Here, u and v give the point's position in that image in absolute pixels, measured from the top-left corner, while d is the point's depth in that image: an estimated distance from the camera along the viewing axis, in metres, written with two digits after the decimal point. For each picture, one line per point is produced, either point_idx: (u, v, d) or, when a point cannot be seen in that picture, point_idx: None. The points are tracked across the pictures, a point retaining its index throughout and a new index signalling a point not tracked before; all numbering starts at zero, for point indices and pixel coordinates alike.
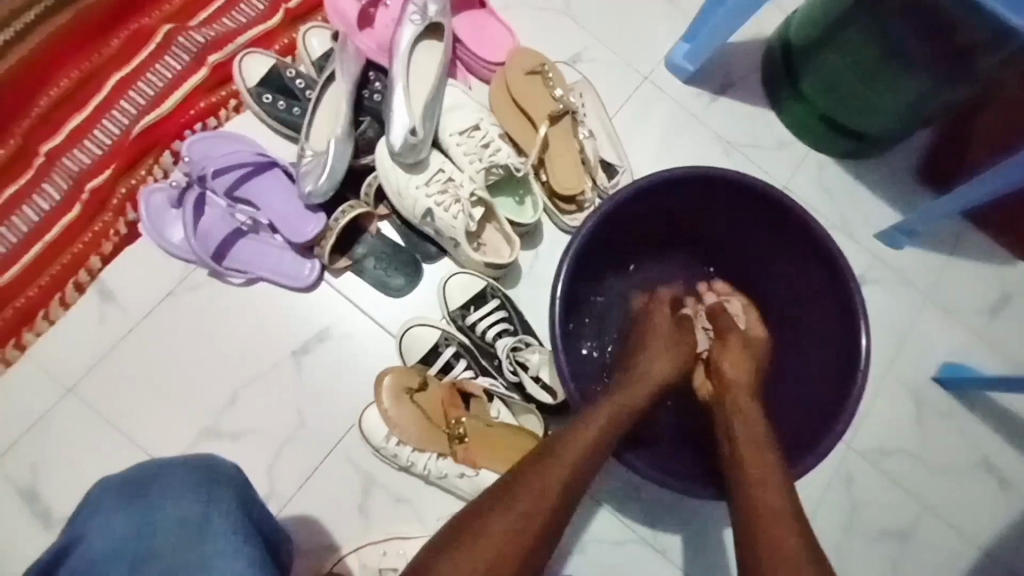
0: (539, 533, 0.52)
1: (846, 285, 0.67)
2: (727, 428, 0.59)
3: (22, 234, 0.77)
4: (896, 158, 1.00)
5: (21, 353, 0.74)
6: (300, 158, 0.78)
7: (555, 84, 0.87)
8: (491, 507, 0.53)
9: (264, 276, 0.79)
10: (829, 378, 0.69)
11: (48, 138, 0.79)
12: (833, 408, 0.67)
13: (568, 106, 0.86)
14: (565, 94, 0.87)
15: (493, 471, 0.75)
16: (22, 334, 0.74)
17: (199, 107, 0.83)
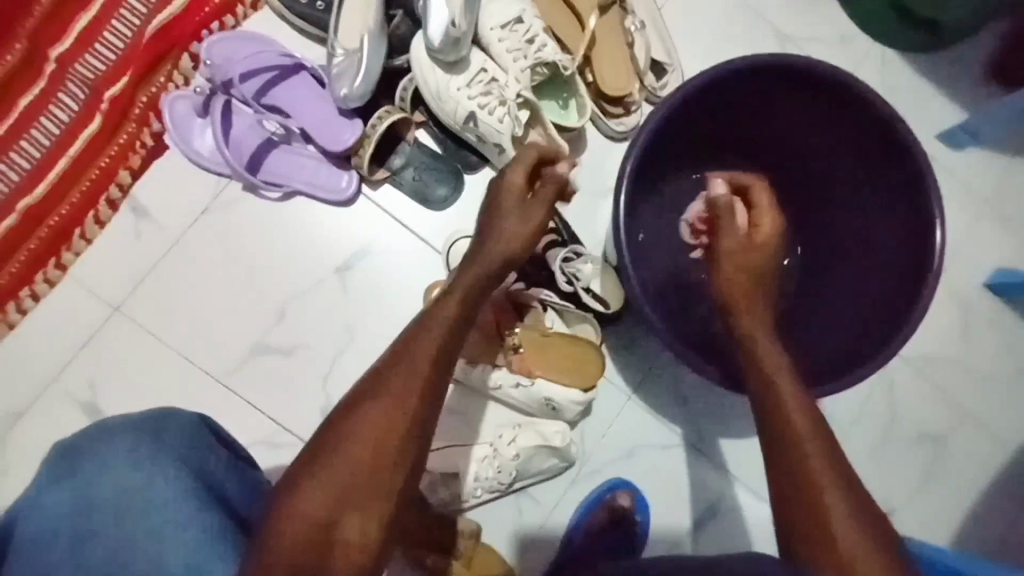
0: (406, 439, 0.48)
1: (925, 184, 0.64)
2: (757, 351, 0.59)
3: (44, 148, 0.73)
4: (965, 51, 0.92)
5: (63, 273, 0.73)
6: (330, 58, 0.72)
7: None
8: (354, 420, 0.48)
9: (300, 189, 0.76)
10: (899, 276, 0.68)
11: (55, 42, 0.73)
12: (902, 307, 0.66)
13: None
14: None
15: (550, 380, 0.75)
16: (61, 254, 0.73)
17: (214, 4, 0.76)
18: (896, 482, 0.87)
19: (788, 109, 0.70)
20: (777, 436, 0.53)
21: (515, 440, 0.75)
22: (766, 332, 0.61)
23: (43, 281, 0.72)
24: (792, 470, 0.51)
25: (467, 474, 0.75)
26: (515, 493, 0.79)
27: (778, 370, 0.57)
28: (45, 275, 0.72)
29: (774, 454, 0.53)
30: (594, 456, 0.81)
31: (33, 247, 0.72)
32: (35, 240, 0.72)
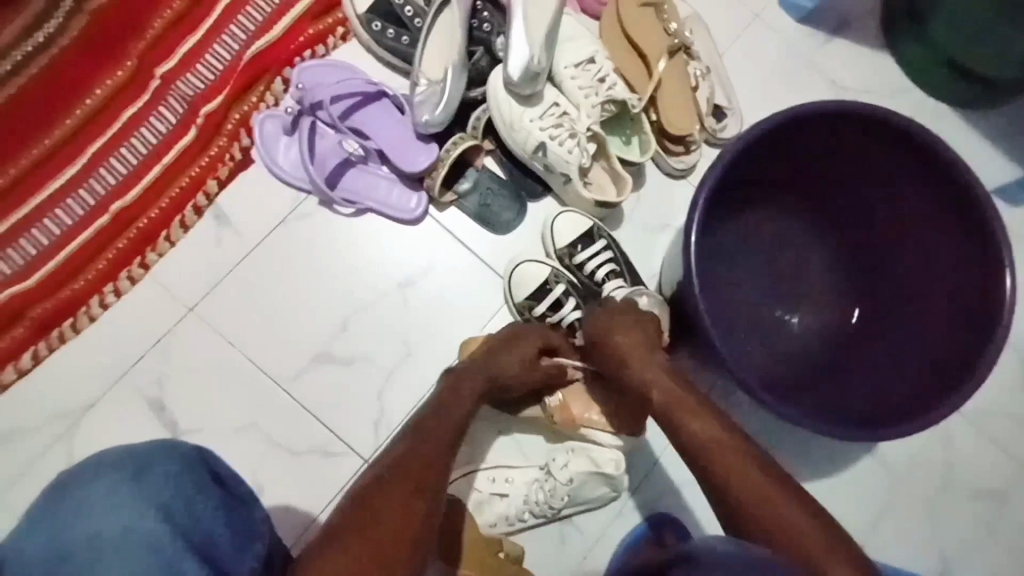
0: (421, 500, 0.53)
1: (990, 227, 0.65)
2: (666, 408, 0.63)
3: (140, 156, 0.78)
4: (1017, 111, 0.94)
5: (146, 272, 0.77)
6: (414, 88, 0.77)
7: (669, 19, 0.84)
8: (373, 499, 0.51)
9: (372, 207, 0.80)
10: (964, 317, 0.68)
11: (162, 60, 0.80)
12: (971, 349, 0.66)
13: (683, 42, 0.83)
14: (680, 29, 0.84)
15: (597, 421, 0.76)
16: (146, 254, 0.77)
17: (308, 34, 0.82)
18: (951, 542, 0.84)
19: (848, 152, 0.72)
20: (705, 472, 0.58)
21: (569, 464, 0.75)
22: (661, 373, 0.66)
23: (127, 279, 0.76)
24: (729, 504, 0.56)
25: (516, 496, 0.76)
26: (560, 521, 0.78)
27: (687, 407, 0.63)
28: (129, 274, 0.76)
29: (718, 492, 0.57)
30: (640, 489, 0.80)
31: (121, 247, 0.76)
32: (124, 240, 0.76)
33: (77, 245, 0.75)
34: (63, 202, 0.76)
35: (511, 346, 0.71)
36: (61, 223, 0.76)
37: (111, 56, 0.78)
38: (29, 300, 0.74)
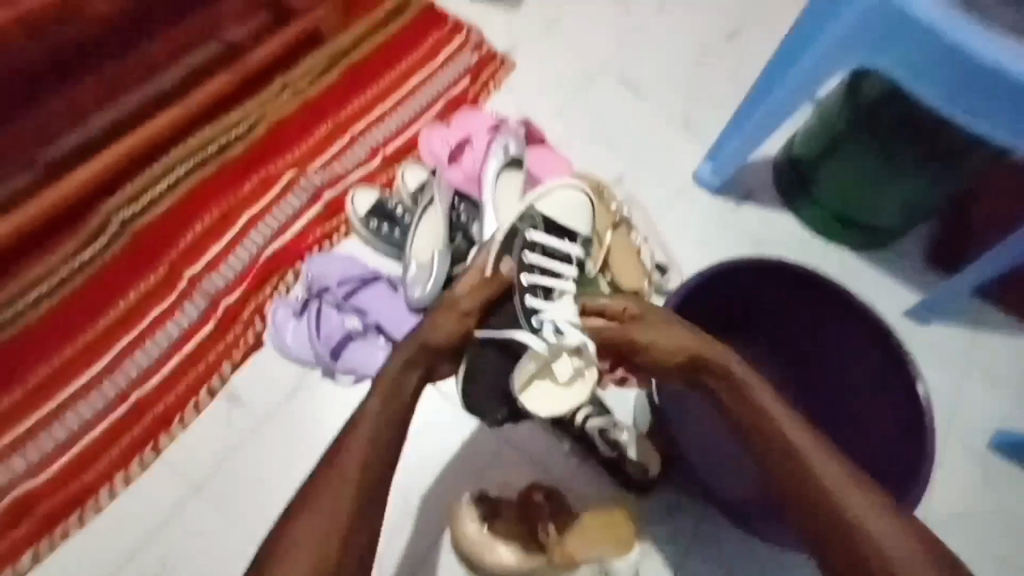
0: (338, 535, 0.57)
1: (896, 346, 0.78)
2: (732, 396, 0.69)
3: (164, 348, 0.88)
4: (908, 247, 1.15)
5: (157, 455, 0.84)
6: (406, 270, 0.92)
7: (609, 200, 1.04)
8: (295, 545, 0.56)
9: (371, 374, 0.89)
10: (896, 422, 0.79)
11: (189, 265, 0.94)
12: (915, 448, 0.75)
13: (622, 217, 1.03)
14: (618, 208, 1.04)
15: (594, 559, 0.79)
16: (159, 437, 0.84)
17: (316, 233, 0.99)
18: None
19: (769, 296, 0.88)
20: (793, 473, 0.64)
21: None
22: (732, 363, 0.69)
23: (141, 462, 0.83)
24: (822, 498, 0.62)
25: None
26: None
27: (761, 392, 0.68)
28: (142, 457, 0.83)
29: (795, 472, 0.64)
30: None
31: (137, 432, 0.84)
32: (140, 425, 0.84)
33: (97, 433, 0.83)
34: (88, 394, 0.85)
35: (439, 310, 0.70)
36: (84, 414, 0.84)
37: (147, 267, 0.94)
38: (46, 491, 0.80)
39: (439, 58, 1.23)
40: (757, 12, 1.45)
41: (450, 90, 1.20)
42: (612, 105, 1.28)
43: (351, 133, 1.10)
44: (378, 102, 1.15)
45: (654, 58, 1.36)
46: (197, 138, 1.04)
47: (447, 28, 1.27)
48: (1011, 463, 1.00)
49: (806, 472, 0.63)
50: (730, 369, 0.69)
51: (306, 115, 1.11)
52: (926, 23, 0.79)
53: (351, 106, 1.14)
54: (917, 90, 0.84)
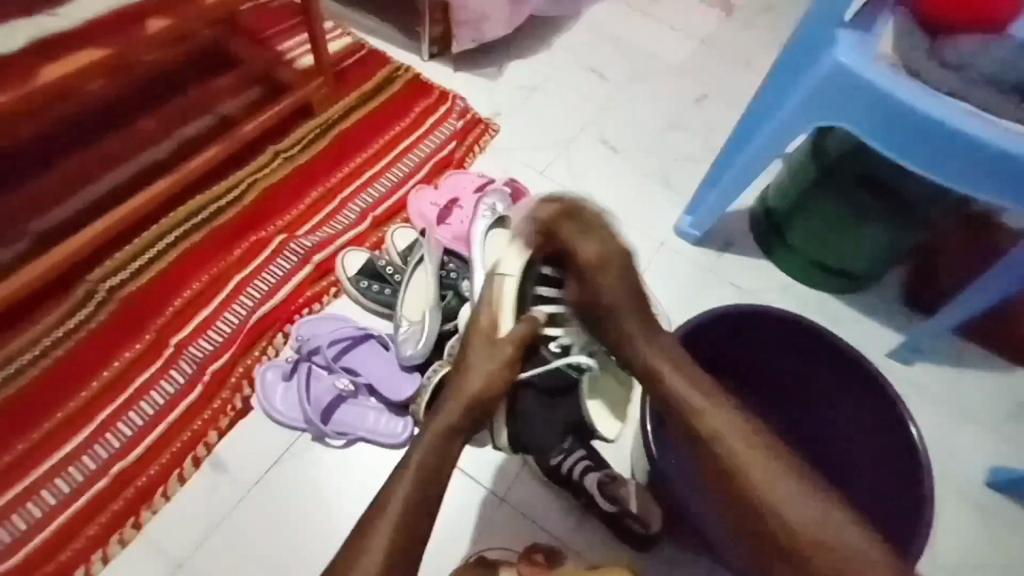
0: None
1: (882, 386, 0.79)
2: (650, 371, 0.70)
3: (148, 417, 0.86)
4: (886, 289, 1.19)
5: (138, 531, 0.81)
6: (398, 327, 0.93)
7: None
8: None
9: (362, 435, 0.88)
10: (895, 465, 0.79)
11: (176, 331, 0.94)
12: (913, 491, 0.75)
13: None
14: None
15: None
16: (140, 512, 0.81)
17: (307, 295, 1.00)
18: None
19: (755, 341, 0.89)
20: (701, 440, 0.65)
21: None
22: (654, 347, 0.71)
23: (119, 540, 0.79)
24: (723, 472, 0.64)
25: None
26: None
27: (673, 372, 0.69)
28: (121, 534, 0.80)
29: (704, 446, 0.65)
30: None
31: (117, 507, 0.81)
32: (119, 500, 0.81)
33: (74, 510, 0.80)
34: (66, 468, 0.82)
35: (481, 354, 0.74)
36: (60, 491, 0.81)
37: (132, 334, 0.93)
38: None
39: (426, 125, 1.29)
40: (721, 85, 1.59)
41: (437, 154, 1.26)
42: (592, 164, 1.35)
43: (341, 197, 1.14)
44: (369, 166, 1.20)
45: (629, 120, 1.46)
46: (188, 206, 1.07)
47: (434, 97, 1.34)
48: (1007, 499, 1.00)
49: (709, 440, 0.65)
50: (644, 356, 0.71)
51: (297, 181, 1.14)
52: (877, 90, 0.86)
53: (342, 172, 1.18)
54: (882, 148, 0.90)
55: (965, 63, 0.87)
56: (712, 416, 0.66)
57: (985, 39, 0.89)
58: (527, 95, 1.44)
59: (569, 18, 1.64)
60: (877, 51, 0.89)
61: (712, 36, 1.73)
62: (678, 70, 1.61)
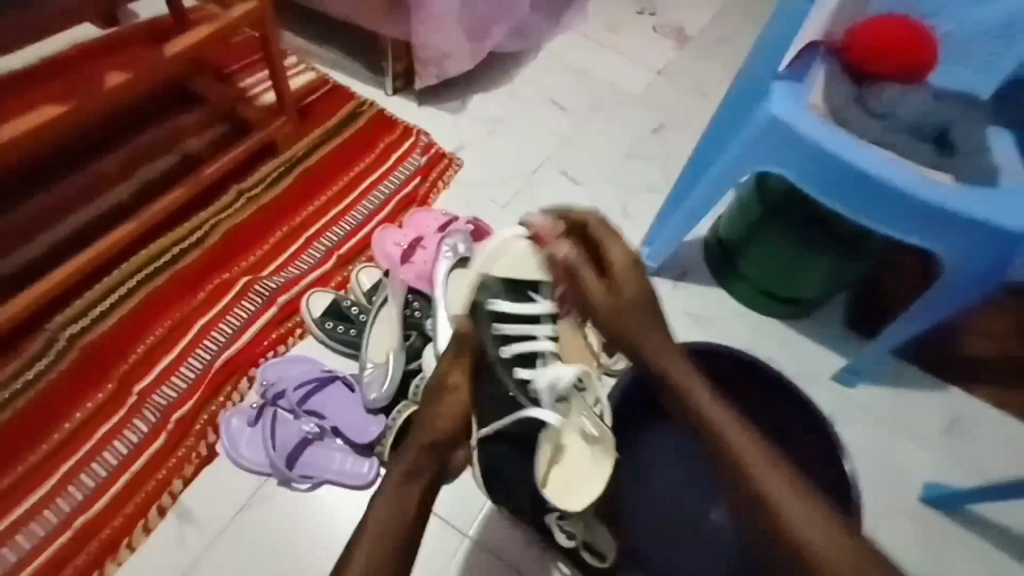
0: None
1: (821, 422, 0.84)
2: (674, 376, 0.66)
3: (111, 467, 0.87)
4: (833, 314, 1.26)
5: None
6: (363, 369, 0.95)
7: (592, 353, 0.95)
8: None
9: (327, 477, 0.89)
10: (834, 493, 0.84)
11: (139, 379, 0.94)
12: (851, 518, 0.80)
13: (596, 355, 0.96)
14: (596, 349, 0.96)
15: None
16: (105, 565, 0.81)
17: (272, 337, 1.01)
18: None
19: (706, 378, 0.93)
20: (722, 458, 0.60)
21: None
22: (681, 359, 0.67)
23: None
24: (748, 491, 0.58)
25: None
26: None
27: (700, 390, 0.65)
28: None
29: (726, 462, 0.61)
30: None
31: (80, 563, 0.81)
32: (82, 554, 0.81)
33: (35, 567, 0.80)
34: (28, 524, 0.82)
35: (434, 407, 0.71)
36: (23, 547, 0.80)
37: (94, 384, 0.93)
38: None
39: (390, 161, 1.32)
40: (678, 116, 1.66)
41: (403, 190, 1.28)
42: (553, 196, 1.39)
43: (306, 236, 1.16)
44: (334, 204, 1.22)
45: (591, 151, 1.51)
46: (148, 250, 1.07)
47: (399, 133, 1.37)
48: (943, 512, 1.07)
49: (733, 459, 0.60)
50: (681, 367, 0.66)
51: (260, 221, 1.16)
52: (811, 139, 0.91)
53: (308, 210, 1.20)
54: (817, 192, 0.93)
55: (890, 113, 0.96)
56: (738, 435, 0.61)
57: (905, 90, 0.98)
58: (492, 128, 1.48)
59: (532, 50, 1.69)
60: (809, 100, 0.94)
61: (669, 67, 1.81)
62: (637, 101, 1.68)
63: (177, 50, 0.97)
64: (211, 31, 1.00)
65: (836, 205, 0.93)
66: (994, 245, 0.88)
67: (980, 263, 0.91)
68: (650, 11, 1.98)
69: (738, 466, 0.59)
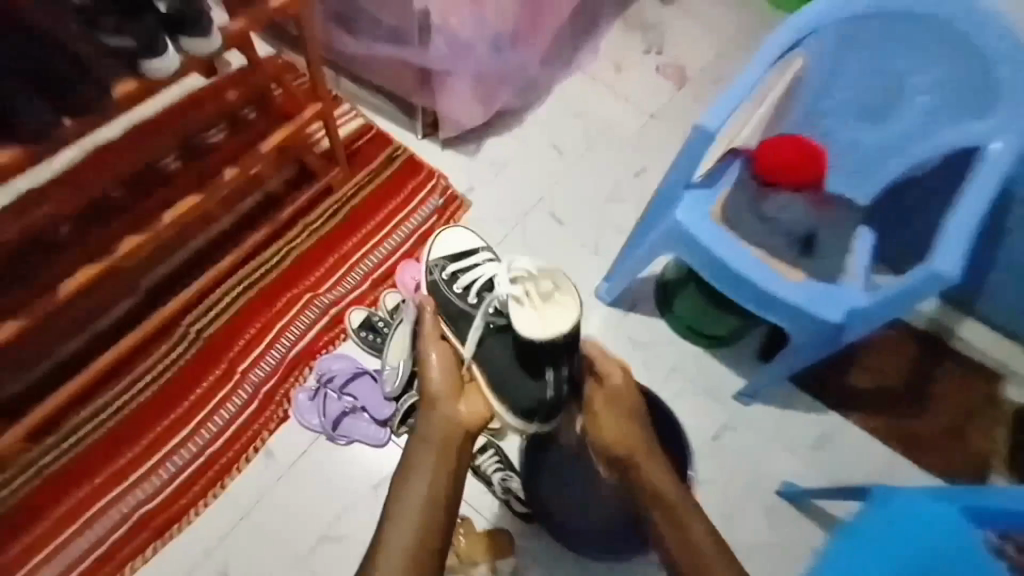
0: None
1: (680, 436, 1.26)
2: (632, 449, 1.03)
3: (226, 419, 1.38)
4: (747, 347, 1.61)
5: (222, 490, 1.33)
6: (383, 368, 1.41)
7: None
8: None
9: (357, 437, 1.38)
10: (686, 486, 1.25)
11: (241, 362, 1.44)
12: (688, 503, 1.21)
13: None
14: None
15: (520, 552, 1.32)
16: (225, 479, 1.33)
17: (325, 339, 1.49)
18: None
19: None
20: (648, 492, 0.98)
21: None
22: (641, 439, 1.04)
23: (213, 495, 1.32)
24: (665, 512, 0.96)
25: None
26: None
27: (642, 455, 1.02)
28: (213, 491, 1.32)
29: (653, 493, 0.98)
30: None
31: (211, 476, 1.33)
32: (212, 470, 1.33)
33: (186, 476, 1.32)
34: (178, 451, 1.34)
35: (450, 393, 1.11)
36: (177, 463, 1.33)
37: (213, 364, 1.44)
38: (156, 511, 1.29)
39: (414, 201, 1.72)
40: (661, 159, 1.95)
41: (423, 226, 1.70)
42: (540, 234, 1.77)
43: (350, 262, 1.60)
44: (371, 236, 1.65)
45: (578, 193, 1.85)
46: (243, 270, 1.54)
47: (423, 176, 1.76)
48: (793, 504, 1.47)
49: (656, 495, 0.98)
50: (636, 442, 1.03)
51: (318, 249, 1.60)
52: (703, 239, 1.25)
53: (352, 241, 1.63)
54: (707, 276, 1.27)
55: (777, 218, 1.25)
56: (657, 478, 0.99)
57: (792, 196, 1.29)
58: (498, 170, 1.85)
59: (542, 94, 1.99)
60: (707, 209, 1.29)
61: (662, 109, 2.05)
62: (629, 143, 1.97)
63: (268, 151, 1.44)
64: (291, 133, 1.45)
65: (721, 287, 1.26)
66: (821, 330, 1.23)
67: (813, 341, 1.26)
68: (656, 48, 2.16)
69: (655, 494, 0.98)
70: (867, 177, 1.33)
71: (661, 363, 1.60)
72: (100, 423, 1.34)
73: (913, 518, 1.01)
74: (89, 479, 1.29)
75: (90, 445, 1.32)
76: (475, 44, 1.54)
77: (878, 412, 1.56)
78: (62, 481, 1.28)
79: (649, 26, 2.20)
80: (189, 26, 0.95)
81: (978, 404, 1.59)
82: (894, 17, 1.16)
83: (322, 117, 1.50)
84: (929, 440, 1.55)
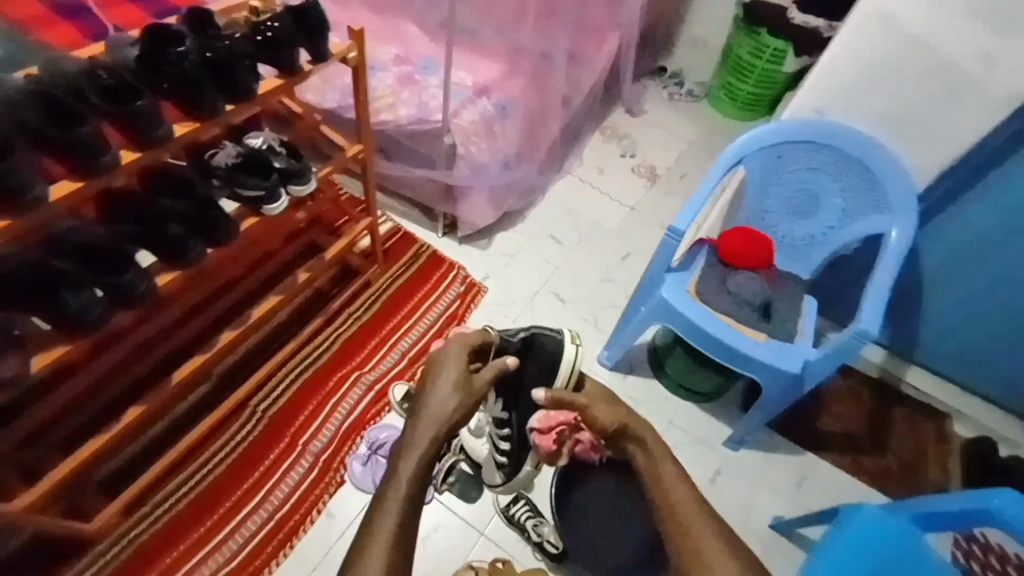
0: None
1: None
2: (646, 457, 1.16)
3: (291, 486, 1.60)
4: (726, 399, 1.89)
5: (291, 548, 1.53)
6: None
7: None
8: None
9: None
10: None
11: (301, 436, 1.68)
12: None
13: None
14: None
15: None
16: (294, 539, 1.54)
17: (373, 411, 1.75)
18: None
19: None
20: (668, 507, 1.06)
21: None
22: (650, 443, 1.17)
23: (283, 554, 1.52)
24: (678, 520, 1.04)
25: None
26: None
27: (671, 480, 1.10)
28: (285, 551, 1.52)
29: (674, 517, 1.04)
30: None
31: (282, 536, 1.53)
32: (284, 531, 1.54)
33: (260, 538, 1.52)
34: (252, 515, 1.55)
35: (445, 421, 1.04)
36: (251, 527, 1.54)
37: (278, 438, 1.67)
38: (235, 571, 1.48)
39: (437, 290, 2.01)
40: (643, 245, 2.31)
41: (446, 312, 1.98)
42: (549, 312, 2.06)
43: (389, 342, 1.88)
44: (406, 320, 1.94)
45: (577, 276, 2.17)
46: (298, 356, 1.80)
47: (445, 267, 2.07)
48: (782, 536, 1.67)
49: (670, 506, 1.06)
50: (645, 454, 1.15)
51: (363, 333, 1.89)
52: (681, 312, 1.55)
53: (390, 325, 1.92)
54: (691, 340, 1.56)
55: (738, 292, 1.61)
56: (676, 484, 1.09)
57: (747, 275, 1.64)
58: (507, 261, 2.16)
59: (539, 195, 2.38)
60: (685, 287, 1.61)
61: (640, 204, 2.43)
62: (614, 232, 2.33)
63: (333, 255, 1.76)
64: (346, 244, 1.79)
65: (703, 349, 1.55)
66: (784, 379, 1.52)
67: (779, 390, 1.56)
68: (629, 153, 2.59)
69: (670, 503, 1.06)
70: (807, 255, 1.79)
71: (659, 417, 1.84)
72: (183, 496, 1.55)
73: (869, 534, 1.27)
74: (172, 549, 1.48)
75: (174, 516, 1.52)
76: (490, 164, 1.94)
77: (846, 451, 1.81)
78: (153, 550, 1.48)
79: (622, 135, 2.65)
80: (296, 177, 1.36)
81: (930, 438, 1.85)
82: (806, 148, 1.63)
83: (372, 229, 1.84)
84: (893, 472, 1.79)
